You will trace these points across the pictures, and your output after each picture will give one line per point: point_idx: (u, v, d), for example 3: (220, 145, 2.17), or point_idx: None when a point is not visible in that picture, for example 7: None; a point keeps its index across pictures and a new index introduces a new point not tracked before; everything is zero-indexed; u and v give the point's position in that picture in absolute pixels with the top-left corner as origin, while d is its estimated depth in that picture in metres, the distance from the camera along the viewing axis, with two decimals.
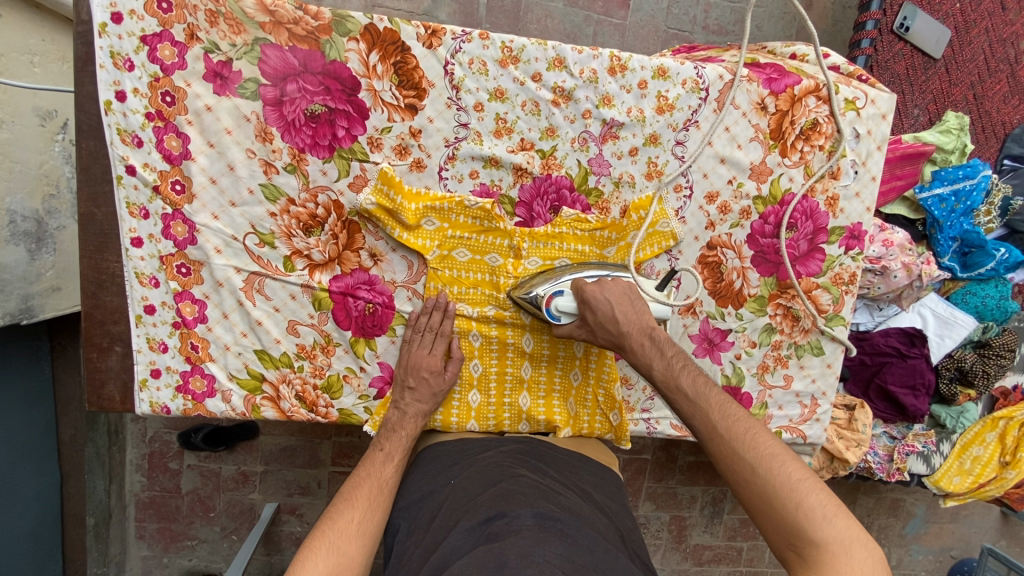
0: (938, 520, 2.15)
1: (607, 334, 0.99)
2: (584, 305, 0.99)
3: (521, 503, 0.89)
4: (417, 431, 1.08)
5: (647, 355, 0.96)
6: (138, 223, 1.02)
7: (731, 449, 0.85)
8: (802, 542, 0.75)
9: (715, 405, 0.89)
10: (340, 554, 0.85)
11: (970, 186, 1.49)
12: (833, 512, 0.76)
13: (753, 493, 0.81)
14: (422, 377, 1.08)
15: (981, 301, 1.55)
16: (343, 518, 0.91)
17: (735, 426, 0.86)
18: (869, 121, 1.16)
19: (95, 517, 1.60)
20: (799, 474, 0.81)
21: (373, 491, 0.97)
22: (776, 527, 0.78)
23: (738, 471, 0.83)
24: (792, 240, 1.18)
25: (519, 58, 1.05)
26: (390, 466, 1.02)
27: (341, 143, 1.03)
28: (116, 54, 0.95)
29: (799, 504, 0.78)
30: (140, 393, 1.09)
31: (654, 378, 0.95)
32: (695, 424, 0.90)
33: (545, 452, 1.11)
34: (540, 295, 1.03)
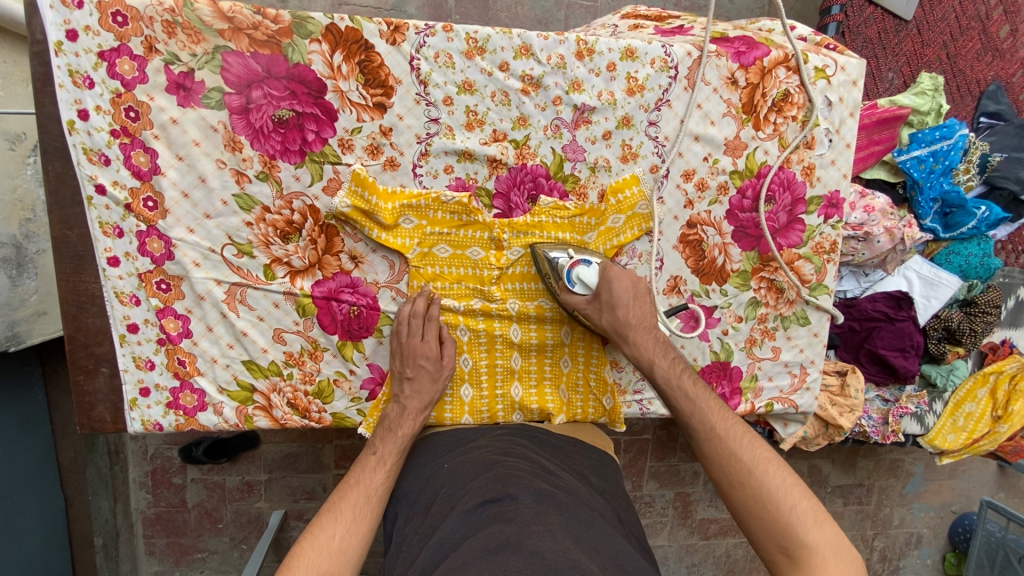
0: (937, 477, 2.18)
1: (611, 318, 1.04)
2: (604, 282, 1.03)
3: (517, 484, 0.90)
4: (415, 432, 1.04)
5: (650, 352, 1.02)
6: (113, 242, 1.01)
7: (728, 449, 0.89)
8: (793, 544, 0.79)
9: (714, 408, 0.94)
10: (323, 570, 0.81)
11: (947, 146, 1.49)
12: (822, 519, 0.80)
13: (745, 495, 0.85)
14: (421, 364, 1.06)
15: (964, 260, 1.57)
16: (325, 534, 0.86)
17: (732, 429, 0.91)
18: (840, 89, 1.16)
19: (102, 538, 1.61)
20: (791, 480, 0.85)
21: (359, 501, 0.92)
22: (767, 528, 0.82)
23: (733, 471, 0.87)
24: (771, 213, 1.19)
25: (485, 49, 1.04)
26: (381, 470, 0.97)
27: (312, 147, 1.02)
28: (75, 72, 0.93)
29: (792, 507, 0.81)
30: (131, 412, 1.08)
31: (656, 375, 1.01)
32: (694, 424, 0.94)
33: (539, 436, 1.12)
34: (567, 258, 1.05)
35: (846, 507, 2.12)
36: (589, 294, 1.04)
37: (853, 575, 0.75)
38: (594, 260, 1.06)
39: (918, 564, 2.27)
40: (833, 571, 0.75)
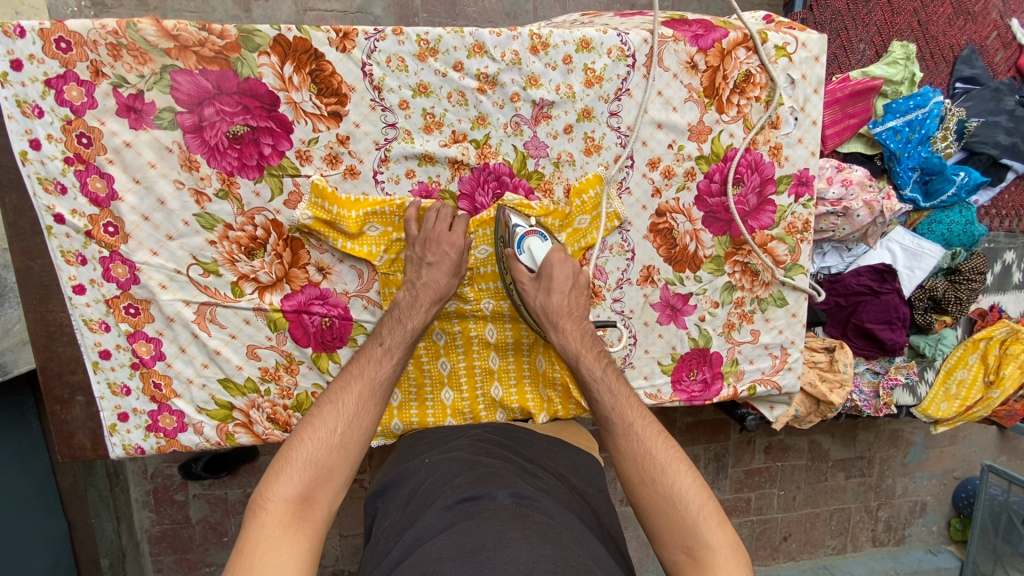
0: (937, 445, 2.19)
1: (544, 302, 1.01)
2: (546, 264, 1.01)
3: (498, 485, 0.89)
4: (423, 326, 0.99)
5: (576, 344, 0.99)
6: (77, 270, 1.00)
7: (642, 447, 0.87)
8: (697, 545, 0.79)
9: (632, 404, 0.92)
10: (319, 466, 0.80)
11: (923, 114, 1.49)
12: (724, 521, 0.81)
13: (654, 496, 0.83)
14: (444, 250, 1.03)
15: (947, 228, 1.54)
16: (324, 429, 0.83)
17: (649, 428, 0.89)
18: (802, 66, 1.14)
19: (109, 559, 1.61)
20: (700, 481, 0.84)
21: (363, 393, 0.89)
22: (673, 530, 0.81)
23: (646, 470, 0.85)
24: (740, 196, 1.18)
25: (437, 49, 1.02)
26: (388, 361, 0.93)
27: (269, 160, 1.01)
28: (23, 102, 0.92)
29: (699, 508, 0.81)
30: (112, 438, 1.08)
31: (580, 368, 0.97)
32: (612, 419, 0.90)
33: (523, 437, 1.11)
34: (523, 226, 1.04)
35: (848, 480, 2.13)
36: (533, 270, 1.03)
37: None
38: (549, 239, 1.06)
39: (924, 532, 2.27)
40: (729, 571, 0.77)
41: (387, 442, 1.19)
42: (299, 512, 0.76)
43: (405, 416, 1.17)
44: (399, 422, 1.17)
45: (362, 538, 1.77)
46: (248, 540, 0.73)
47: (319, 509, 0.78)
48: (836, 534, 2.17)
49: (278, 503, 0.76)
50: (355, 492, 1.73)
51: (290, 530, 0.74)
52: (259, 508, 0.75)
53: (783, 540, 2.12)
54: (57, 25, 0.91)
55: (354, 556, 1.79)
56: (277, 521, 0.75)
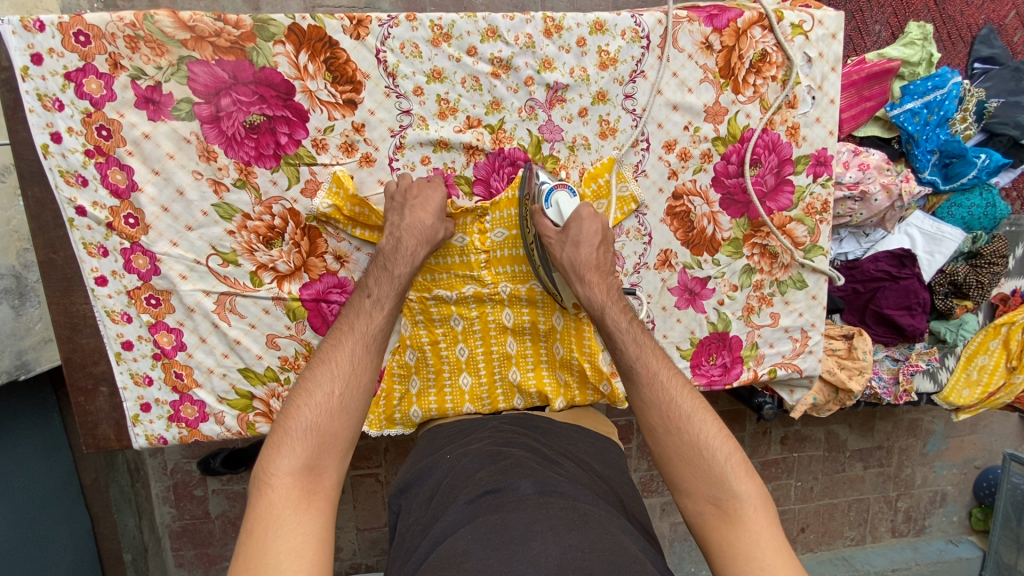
0: (958, 433, 2.15)
1: (571, 254, 0.98)
2: (576, 217, 1.00)
3: (520, 475, 0.88)
4: (411, 271, 0.98)
5: (602, 296, 0.96)
6: (99, 262, 1.01)
7: (668, 396, 0.87)
8: (724, 494, 0.81)
9: (657, 354, 0.91)
10: (320, 433, 0.80)
11: (941, 95, 1.46)
12: (748, 470, 0.83)
13: (678, 444, 0.85)
14: (426, 193, 1.03)
15: (967, 212, 1.53)
16: (321, 393, 0.83)
17: (673, 377, 0.89)
18: (819, 44, 1.13)
19: (131, 553, 1.61)
20: (724, 432, 0.86)
21: (356, 348, 0.89)
22: (699, 478, 0.82)
23: (671, 418, 0.86)
24: (758, 176, 1.16)
25: (451, 35, 1.02)
26: (378, 313, 0.93)
27: (286, 150, 1.02)
28: (44, 96, 0.93)
29: (726, 458, 0.83)
30: (135, 428, 1.09)
31: (605, 319, 0.94)
32: (636, 368, 0.89)
33: (543, 426, 1.11)
34: (549, 182, 1.03)
35: (867, 470, 2.10)
36: (558, 224, 1.01)
37: (774, 523, 0.79)
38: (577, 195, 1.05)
39: (945, 522, 2.24)
40: (757, 521, 0.79)
41: (405, 432, 1.19)
42: (308, 484, 0.77)
43: (424, 403, 1.17)
44: (417, 410, 1.17)
45: (380, 531, 1.78)
46: (258, 519, 0.73)
47: (327, 476, 0.79)
48: (855, 525, 2.14)
49: (283, 478, 0.76)
50: (371, 486, 1.74)
51: (302, 505, 0.75)
52: (265, 486, 0.76)
53: (801, 531, 2.10)
54: (76, 19, 0.92)
55: (371, 550, 1.79)
56: (285, 496, 0.75)
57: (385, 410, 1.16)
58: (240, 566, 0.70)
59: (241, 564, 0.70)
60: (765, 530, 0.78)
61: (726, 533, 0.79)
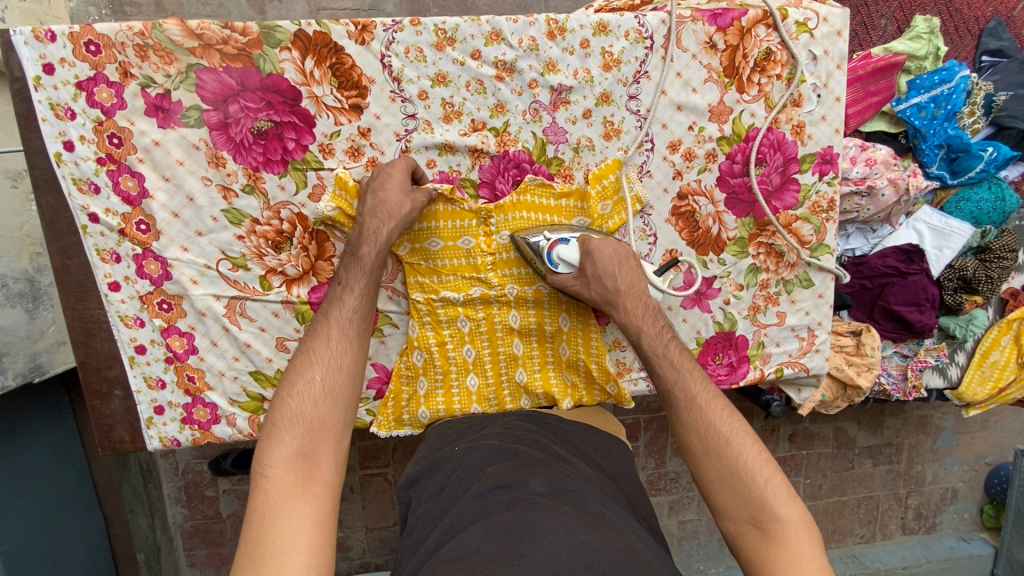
0: (968, 430, 2.14)
1: (600, 289, 1.03)
2: (587, 255, 1.03)
3: (531, 472, 0.89)
4: (378, 251, 0.97)
5: (638, 320, 1.00)
6: (112, 268, 1.03)
7: (707, 420, 0.89)
8: (765, 517, 0.81)
9: (697, 378, 0.93)
10: (308, 419, 0.83)
11: (948, 90, 1.45)
12: (790, 493, 0.83)
13: (718, 467, 0.86)
14: (388, 171, 1.01)
15: (976, 206, 1.51)
16: (302, 381, 0.86)
17: (713, 401, 0.91)
18: (824, 42, 1.12)
19: (144, 553, 1.64)
20: (765, 454, 0.86)
21: (333, 333, 0.91)
22: (739, 500, 0.84)
23: (710, 441, 0.88)
24: (763, 175, 1.16)
25: (455, 38, 1.03)
26: (350, 296, 0.94)
27: (293, 155, 1.03)
28: (56, 105, 0.95)
29: (766, 480, 0.84)
30: (149, 430, 1.11)
31: (642, 344, 0.98)
32: (675, 392, 0.92)
33: (551, 423, 1.11)
34: (545, 240, 1.06)
35: (877, 468, 2.09)
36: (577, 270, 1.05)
37: (817, 546, 0.79)
38: (572, 237, 1.07)
39: (956, 519, 2.22)
40: (799, 542, 0.79)
41: (414, 432, 1.20)
42: (301, 471, 0.79)
43: (432, 404, 1.17)
44: (425, 411, 1.17)
45: (390, 530, 1.80)
46: (256, 510, 0.75)
47: (321, 461, 0.81)
48: (865, 523, 2.14)
49: (276, 467, 0.78)
50: (381, 486, 1.76)
51: (297, 491, 0.77)
52: (260, 477, 0.78)
53: None
54: (86, 28, 0.93)
55: (381, 549, 1.81)
56: (279, 484, 0.77)
57: (394, 410, 1.17)
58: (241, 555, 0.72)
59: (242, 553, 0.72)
60: (808, 553, 0.78)
61: (768, 555, 0.79)
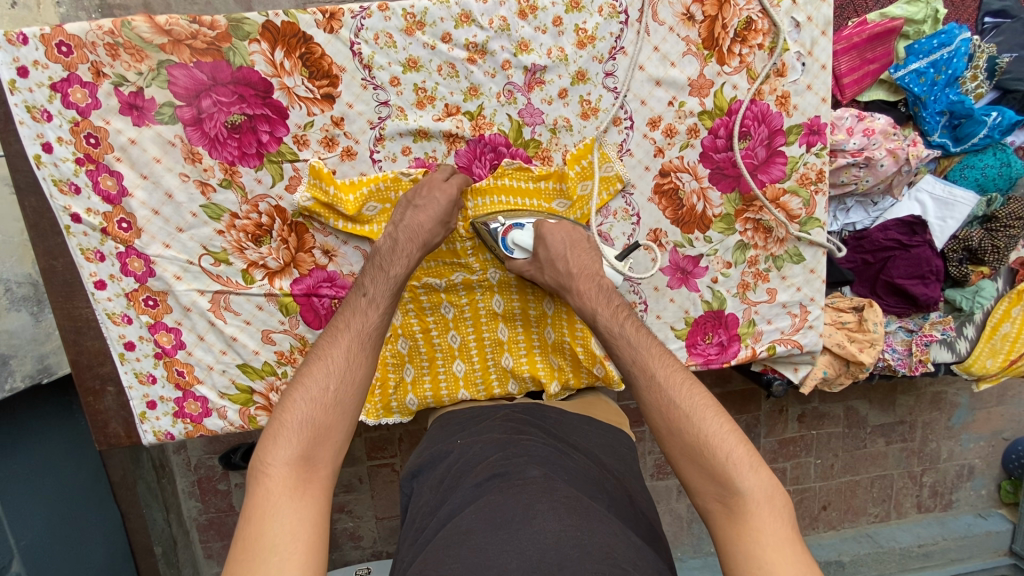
0: (984, 405, 2.09)
1: (553, 274, 1.02)
2: (541, 237, 1.03)
3: (528, 461, 0.89)
4: (407, 272, 0.97)
5: (593, 302, 0.97)
6: (97, 266, 1.04)
7: (666, 397, 0.84)
8: (729, 492, 0.76)
9: (655, 355, 0.88)
10: (316, 426, 0.80)
11: (948, 53, 1.39)
12: (755, 464, 0.78)
13: (680, 443, 0.81)
14: (434, 195, 1.01)
15: (981, 173, 1.46)
16: (316, 387, 0.83)
17: (672, 375, 0.85)
18: (807, 8, 1.08)
19: (161, 546, 1.68)
20: (728, 427, 0.81)
21: (352, 345, 0.88)
22: (703, 477, 0.78)
23: (672, 420, 0.82)
24: (748, 149, 1.13)
25: (424, 22, 1.01)
26: (374, 312, 0.92)
27: (268, 147, 1.03)
28: (32, 108, 0.96)
29: (729, 455, 0.78)
30: (142, 425, 1.13)
31: (598, 325, 0.94)
32: (633, 372, 0.87)
33: (553, 416, 1.11)
34: (500, 225, 1.07)
35: (890, 446, 2.05)
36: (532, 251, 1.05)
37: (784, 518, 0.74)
38: (527, 221, 1.06)
39: (973, 496, 2.18)
40: (762, 516, 0.74)
41: (404, 420, 1.20)
42: (303, 474, 0.77)
43: (420, 391, 1.18)
44: (413, 398, 1.18)
45: (399, 519, 1.82)
46: (256, 507, 0.73)
47: (324, 468, 0.79)
48: (878, 502, 2.11)
49: (280, 468, 0.76)
50: (389, 476, 1.78)
51: (297, 493, 0.75)
52: (262, 475, 0.75)
53: (823, 509, 2.07)
54: (57, 30, 0.94)
55: (391, 537, 1.84)
56: (282, 484, 0.75)
57: (382, 399, 1.17)
58: (236, 549, 0.70)
59: (237, 549, 0.70)
60: (775, 528, 0.73)
61: (733, 532, 0.74)
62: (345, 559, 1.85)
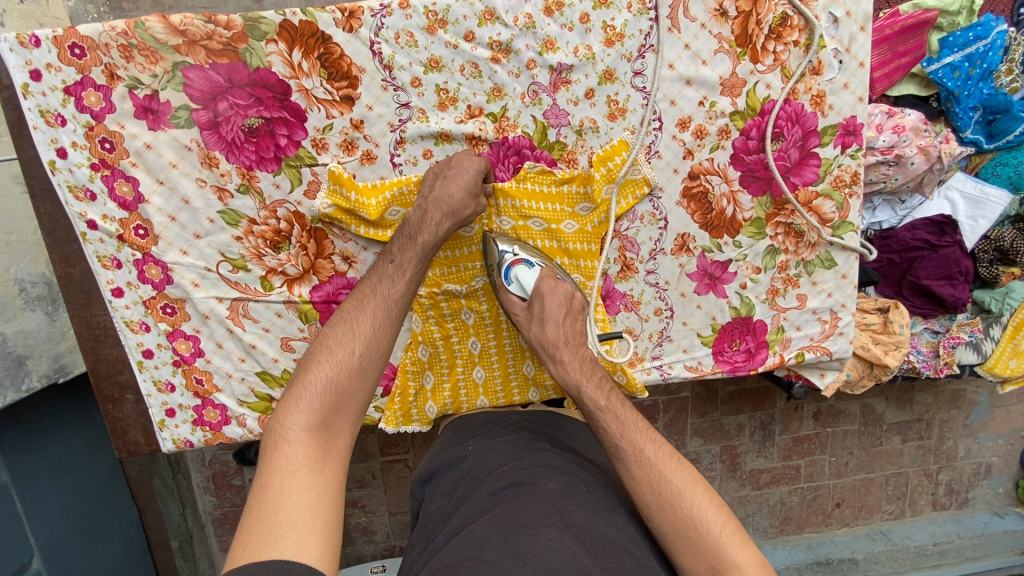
0: (1004, 403, 2.05)
1: (539, 333, 0.98)
2: (536, 293, 0.99)
3: (546, 472, 0.87)
4: (437, 241, 0.95)
5: (577, 375, 0.93)
6: (114, 274, 1.02)
7: (656, 472, 0.81)
8: (724, 567, 0.74)
9: (641, 428, 0.86)
10: (338, 392, 0.78)
11: (984, 46, 1.32)
12: (744, 538, 0.77)
13: (673, 521, 0.79)
14: (464, 165, 0.99)
15: (1015, 171, 1.41)
16: (341, 351, 0.81)
17: (661, 450, 0.83)
18: (846, 2, 1.03)
19: (178, 540, 1.67)
20: (716, 501, 0.80)
21: (377, 313, 0.86)
22: (696, 553, 0.77)
23: (662, 495, 0.80)
24: (781, 151, 1.09)
25: (446, 20, 0.98)
26: (401, 279, 0.90)
27: (286, 151, 1.00)
28: (46, 112, 0.93)
29: (721, 528, 0.77)
30: (162, 432, 1.12)
31: (582, 398, 0.91)
32: (622, 447, 0.84)
33: (567, 428, 1.09)
34: (510, 253, 1.03)
35: (906, 444, 2.02)
36: (525, 297, 1.02)
37: None
38: (538, 263, 1.03)
39: (989, 494, 2.15)
40: None
41: (423, 429, 1.18)
42: (323, 444, 0.75)
43: (440, 398, 1.17)
44: (433, 405, 1.17)
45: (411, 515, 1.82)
46: (274, 475, 0.71)
47: (342, 439, 0.77)
48: (893, 499, 2.08)
49: (300, 434, 0.74)
50: (401, 472, 1.77)
51: (317, 464, 0.73)
52: (281, 440, 0.73)
53: (837, 506, 2.05)
54: (70, 31, 0.91)
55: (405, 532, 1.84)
56: (301, 453, 0.73)
57: (402, 406, 1.15)
58: (248, 519, 0.67)
59: (248, 521, 0.67)
60: None
61: None
62: (359, 554, 1.85)
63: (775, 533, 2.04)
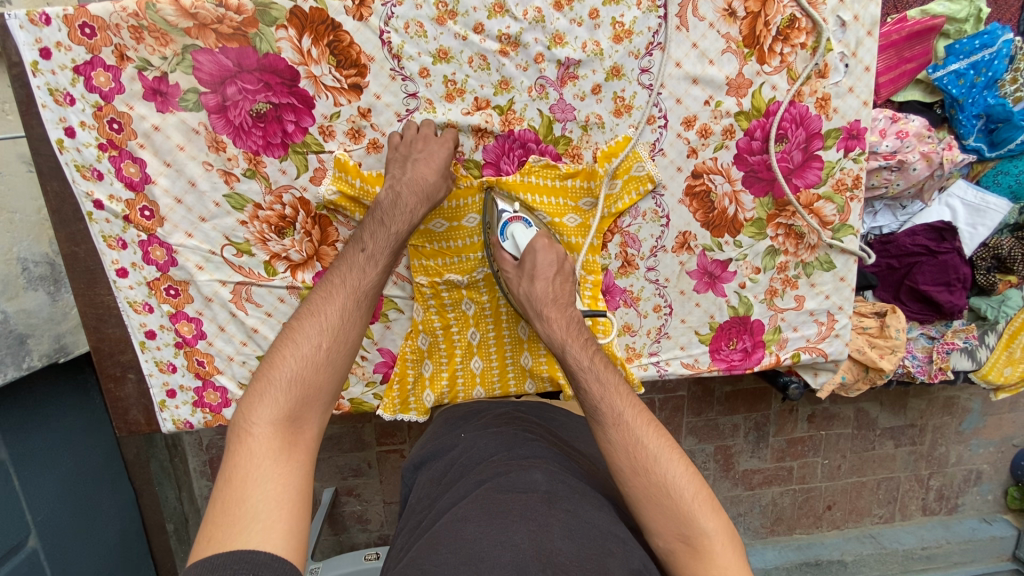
0: (996, 411, 2.07)
1: (528, 287, 0.99)
2: (529, 250, 1.00)
3: (532, 462, 0.88)
4: (410, 228, 0.97)
5: (563, 332, 0.93)
6: (119, 254, 1.03)
7: (633, 436, 0.82)
8: (693, 533, 0.77)
9: (621, 391, 0.85)
10: (305, 385, 0.79)
11: (989, 55, 1.32)
12: (714, 505, 0.79)
13: (647, 486, 0.80)
14: (431, 147, 1.00)
15: (1016, 180, 1.42)
16: (307, 344, 0.81)
17: (639, 415, 0.84)
18: (854, 6, 1.03)
19: (173, 522, 1.71)
20: (689, 468, 0.81)
21: (347, 303, 0.87)
22: (668, 519, 0.78)
23: (637, 460, 0.81)
24: (784, 152, 1.10)
25: (456, 12, 0.98)
26: (372, 268, 0.91)
27: (293, 138, 1.01)
28: (55, 91, 0.94)
29: (694, 495, 0.79)
30: (162, 413, 1.13)
31: (566, 357, 0.91)
32: (601, 409, 0.84)
33: (560, 420, 1.11)
34: (510, 210, 1.04)
35: (898, 449, 2.04)
36: (516, 256, 1.03)
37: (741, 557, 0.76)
38: (535, 225, 1.05)
39: (979, 501, 2.17)
40: (726, 557, 0.76)
41: (420, 418, 1.19)
42: (289, 436, 0.75)
43: (437, 387, 1.17)
44: (430, 394, 1.17)
45: None
46: (238, 468, 0.71)
47: (309, 429, 0.78)
48: (883, 503, 2.10)
49: (264, 427, 0.74)
50: (397, 461, 1.78)
51: (283, 456, 0.74)
52: (245, 433, 0.74)
53: (827, 508, 2.07)
54: (81, 11, 0.91)
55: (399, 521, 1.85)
56: (266, 446, 0.73)
57: (400, 393, 1.17)
58: (213, 510, 0.68)
59: (213, 512, 0.68)
60: (735, 566, 0.75)
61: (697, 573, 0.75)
62: (352, 541, 1.87)
63: (766, 533, 2.06)
